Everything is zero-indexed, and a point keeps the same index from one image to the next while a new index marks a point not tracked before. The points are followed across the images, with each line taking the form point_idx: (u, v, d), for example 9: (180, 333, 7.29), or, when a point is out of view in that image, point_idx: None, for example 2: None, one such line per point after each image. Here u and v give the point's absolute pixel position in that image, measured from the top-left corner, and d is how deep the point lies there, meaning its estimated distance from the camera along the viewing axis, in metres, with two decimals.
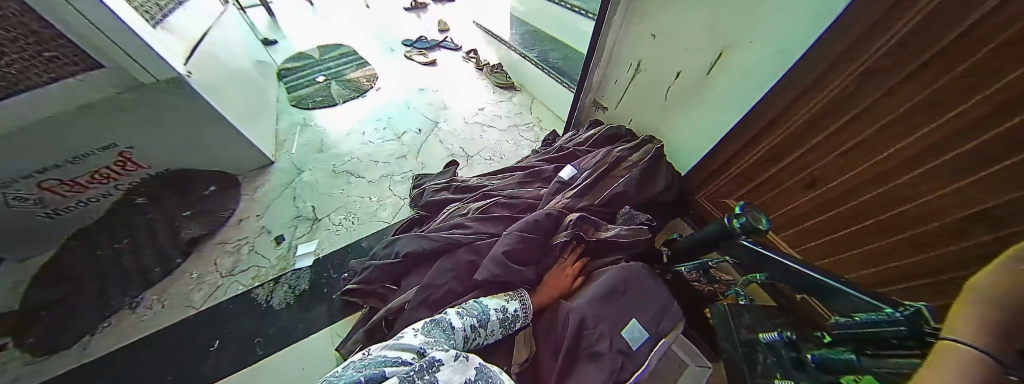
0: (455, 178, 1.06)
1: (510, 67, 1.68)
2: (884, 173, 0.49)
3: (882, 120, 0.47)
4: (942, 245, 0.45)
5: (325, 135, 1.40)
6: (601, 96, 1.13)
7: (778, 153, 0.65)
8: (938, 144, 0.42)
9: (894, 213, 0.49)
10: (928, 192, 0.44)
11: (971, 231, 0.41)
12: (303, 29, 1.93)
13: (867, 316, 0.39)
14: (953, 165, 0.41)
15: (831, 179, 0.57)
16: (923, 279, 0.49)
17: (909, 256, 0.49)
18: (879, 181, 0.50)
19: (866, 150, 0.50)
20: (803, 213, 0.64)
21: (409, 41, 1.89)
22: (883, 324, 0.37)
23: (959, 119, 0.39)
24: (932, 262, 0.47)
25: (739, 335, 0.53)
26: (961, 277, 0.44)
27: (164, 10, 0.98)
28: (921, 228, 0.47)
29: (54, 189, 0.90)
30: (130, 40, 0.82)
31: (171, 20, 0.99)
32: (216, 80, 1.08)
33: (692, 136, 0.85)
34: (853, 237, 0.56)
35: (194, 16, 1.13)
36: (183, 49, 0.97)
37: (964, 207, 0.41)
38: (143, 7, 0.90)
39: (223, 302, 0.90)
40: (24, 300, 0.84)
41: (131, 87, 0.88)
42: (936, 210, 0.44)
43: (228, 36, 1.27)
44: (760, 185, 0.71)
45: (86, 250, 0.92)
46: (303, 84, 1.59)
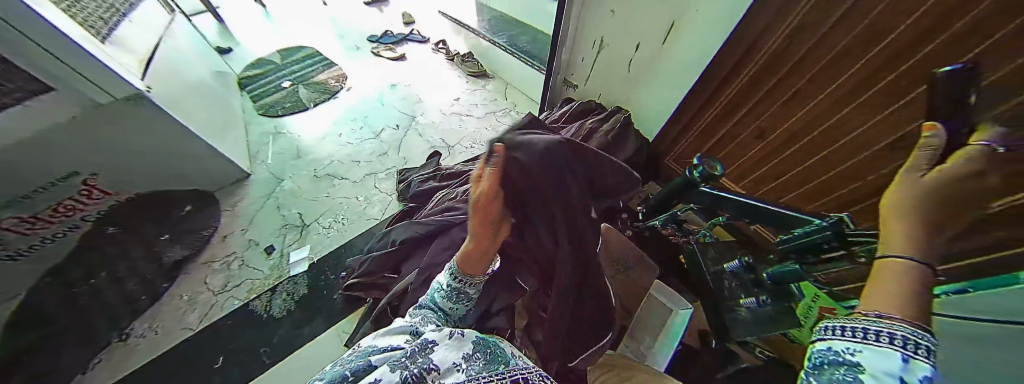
0: (439, 167, 1.09)
1: (480, 54, 1.68)
2: (821, 114, 0.56)
3: (816, 67, 0.54)
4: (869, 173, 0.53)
5: (300, 142, 1.37)
6: (570, 74, 1.17)
7: (731, 110, 0.72)
8: (863, 84, 0.49)
9: (831, 150, 0.57)
10: (859, 126, 0.52)
11: (885, 157, 0.49)
12: (258, 33, 1.83)
13: (802, 230, 0.45)
14: (878, 98, 0.48)
15: (777, 128, 0.64)
16: (856, 206, 0.57)
17: (844, 187, 0.57)
18: (817, 123, 0.57)
19: (804, 96, 0.58)
20: (756, 162, 0.72)
21: (374, 37, 1.84)
22: (814, 233, 0.43)
23: (882, 56, 0.45)
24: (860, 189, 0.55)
25: (709, 269, 0.62)
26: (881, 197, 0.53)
27: (109, 23, 0.91)
28: (849, 162, 0.55)
29: (16, 228, 0.79)
30: (78, 56, 0.75)
31: (119, 33, 0.92)
32: (178, 96, 1.03)
33: (656, 103, 0.92)
34: (800, 177, 0.64)
35: (143, 27, 1.06)
36: (137, 64, 0.92)
37: (888, 134, 0.48)
38: (88, 22, 0.83)
39: (222, 318, 0.90)
40: None
41: (88, 108, 0.82)
42: (864, 141, 0.52)
43: (180, 46, 1.20)
44: (719, 142, 0.78)
45: (58, 288, 0.86)
46: (268, 91, 1.54)
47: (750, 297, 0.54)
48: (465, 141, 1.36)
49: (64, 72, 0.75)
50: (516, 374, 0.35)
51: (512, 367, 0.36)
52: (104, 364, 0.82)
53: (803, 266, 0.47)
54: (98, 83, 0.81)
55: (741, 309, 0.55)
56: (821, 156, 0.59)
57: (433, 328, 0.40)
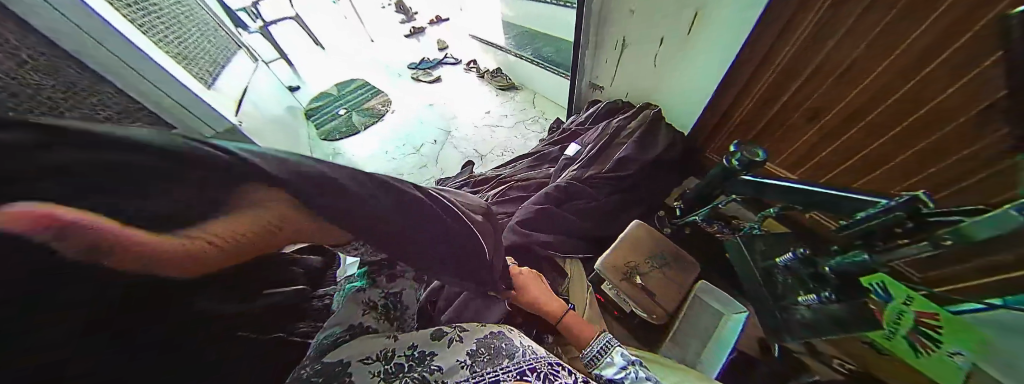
0: (472, 175, 1.15)
1: (508, 69, 1.76)
2: (889, 84, 0.51)
3: (871, 34, 0.50)
4: (968, 143, 0.45)
5: (354, 161, 1.55)
6: (595, 77, 1.18)
7: (774, 94, 0.68)
8: (934, 45, 0.44)
9: (911, 122, 0.50)
10: (944, 90, 0.45)
11: (979, 126, 0.44)
12: (319, 72, 2.13)
13: (868, 213, 0.41)
14: (961, 56, 0.42)
15: (833, 106, 0.59)
16: (961, 183, 0.49)
17: (937, 163, 0.50)
18: (887, 94, 0.51)
19: (864, 66, 0.53)
20: (813, 147, 0.66)
21: (414, 64, 2.05)
22: (881, 215, 0.39)
23: (954, 10, 0.41)
24: (960, 164, 0.48)
25: (758, 263, 0.58)
26: (995, 171, 0.44)
27: (212, 75, 1.13)
28: (935, 134, 0.48)
29: None
30: (183, 94, 0.91)
31: (219, 83, 1.15)
32: (259, 127, 1.25)
33: (685, 95, 0.89)
34: (874, 157, 0.57)
35: (236, 75, 1.31)
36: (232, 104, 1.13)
37: (984, 95, 0.42)
38: (198, 74, 1.05)
39: None
40: None
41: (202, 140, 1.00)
42: (954, 106, 0.45)
43: (262, 88, 1.46)
44: (764, 129, 0.74)
45: None
46: (328, 120, 1.78)
47: (810, 293, 0.49)
48: (496, 150, 1.43)
49: (178, 111, 0.92)
50: (511, 366, 0.38)
51: (511, 357, 0.39)
52: None
53: (874, 255, 0.40)
54: (200, 117, 0.97)
55: (801, 307, 0.50)
56: (899, 131, 0.52)
57: (440, 331, 0.44)
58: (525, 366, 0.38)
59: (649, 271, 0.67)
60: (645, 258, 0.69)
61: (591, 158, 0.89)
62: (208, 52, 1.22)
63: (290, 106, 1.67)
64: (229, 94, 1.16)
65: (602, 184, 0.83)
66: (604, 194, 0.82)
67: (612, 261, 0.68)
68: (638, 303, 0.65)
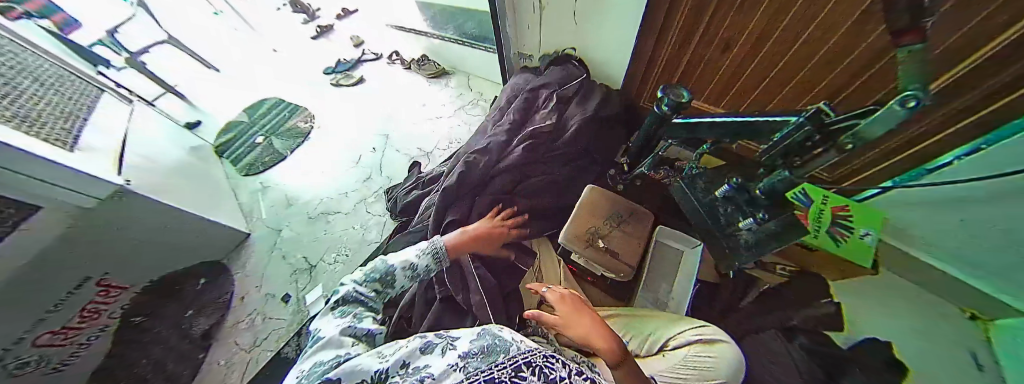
0: (421, 176, 1.08)
1: (435, 54, 1.64)
2: (778, 8, 0.52)
3: None
4: (850, 52, 0.49)
5: (288, 189, 1.38)
6: (522, 46, 1.14)
7: (690, 31, 0.67)
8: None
9: (802, 41, 0.53)
10: (822, 9, 0.47)
11: (856, 34, 0.46)
12: (216, 98, 1.81)
13: (783, 133, 0.43)
14: None
15: (740, 35, 0.60)
16: (848, 88, 0.54)
17: (830, 73, 0.54)
18: (778, 19, 0.53)
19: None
20: (733, 75, 0.68)
21: (330, 69, 1.82)
22: (793, 132, 0.41)
23: None
24: (846, 71, 0.52)
25: (704, 198, 0.60)
26: (873, 71, 0.49)
27: (72, 130, 0.90)
28: (832, 39, 0.49)
29: (52, 340, 0.78)
30: (40, 166, 0.67)
31: (84, 139, 0.91)
32: (160, 181, 1.03)
33: (613, 48, 0.89)
34: (782, 75, 0.60)
35: (105, 121, 1.05)
36: (111, 160, 0.91)
37: (854, 9, 0.44)
38: (51, 136, 0.81)
39: (260, 370, 0.96)
40: None
41: (83, 215, 0.79)
42: (833, 21, 0.47)
43: (148, 131, 1.21)
44: (688, 67, 0.75)
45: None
46: (245, 152, 1.55)
47: (748, 218, 0.51)
48: (442, 143, 1.35)
49: (35, 188, 0.68)
50: (507, 362, 0.33)
51: (506, 354, 0.35)
52: None
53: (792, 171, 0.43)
54: (72, 188, 0.74)
55: (743, 232, 0.54)
56: (796, 49, 0.55)
57: (426, 343, 0.39)
58: (519, 361, 0.33)
59: (610, 233, 0.68)
60: (603, 221, 0.69)
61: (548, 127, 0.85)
62: (58, 104, 0.95)
63: (196, 146, 1.43)
64: (102, 151, 0.91)
65: (552, 157, 0.82)
66: (556, 167, 0.81)
67: (573, 231, 0.68)
68: (606, 265, 0.66)
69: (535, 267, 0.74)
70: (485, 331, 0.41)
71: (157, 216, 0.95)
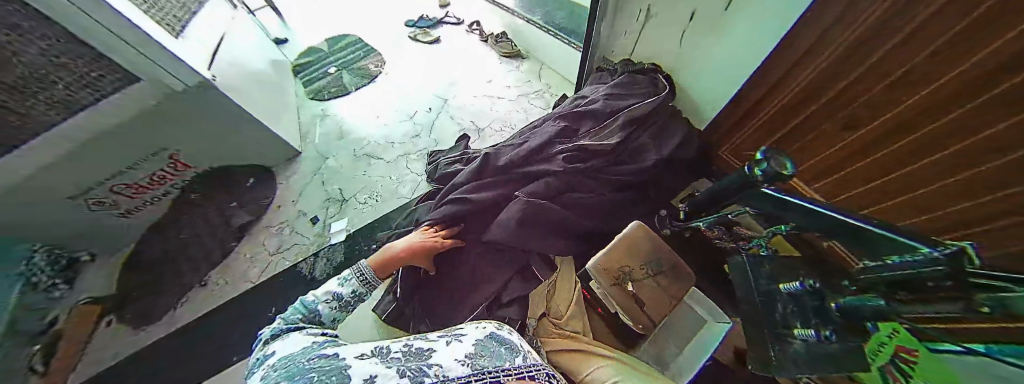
0: (467, 151, 1.07)
1: (515, 34, 1.60)
2: (927, 109, 0.42)
3: (925, 51, 0.40)
4: (981, 195, 0.39)
5: (343, 123, 1.46)
6: (610, 52, 1.08)
7: (816, 91, 0.57)
8: (986, 78, 0.34)
9: (935, 157, 0.43)
10: (971, 134, 0.38)
11: (997, 179, 0.37)
12: (307, 23, 1.94)
13: (900, 260, 0.35)
14: (990, 103, 0.35)
15: (871, 120, 0.50)
16: (962, 232, 0.43)
17: (951, 205, 0.44)
18: (922, 120, 0.43)
19: (909, 83, 0.43)
20: (840, 160, 0.58)
21: (412, 22, 1.85)
22: (913, 268, 0.33)
23: (994, 53, 0.32)
24: (972, 213, 0.41)
25: (760, 285, 0.53)
26: (998, 227, 0.39)
27: (181, 21, 1.00)
28: (964, 173, 0.40)
29: (123, 192, 1.00)
30: (138, 38, 0.81)
31: (190, 32, 1.01)
32: (240, 83, 1.14)
33: (709, 84, 0.82)
34: (897, 183, 0.50)
35: (209, 19, 1.16)
36: (205, 56, 1.01)
37: (1003, 152, 0.35)
38: (165, 21, 0.92)
39: (275, 276, 1.05)
40: (121, 282, 1.02)
41: (167, 95, 0.93)
42: (977, 154, 0.38)
43: (243, 39, 1.31)
44: (792, 132, 0.65)
45: (161, 243, 1.07)
46: (317, 77, 1.65)
47: (810, 328, 0.43)
48: (495, 124, 1.33)
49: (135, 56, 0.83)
50: (514, 370, 0.31)
51: (513, 362, 0.33)
52: (188, 303, 1.02)
53: (893, 303, 0.36)
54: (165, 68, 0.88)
55: (795, 341, 0.46)
56: (924, 163, 0.45)
57: (429, 339, 0.38)
58: (528, 373, 0.31)
59: (642, 279, 0.64)
60: (641, 264, 0.65)
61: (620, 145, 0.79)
62: None
63: (278, 60, 1.54)
64: (204, 42, 1.04)
65: (608, 178, 0.76)
66: (607, 190, 0.77)
67: (605, 265, 0.64)
68: (626, 309, 0.63)
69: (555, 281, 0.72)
70: (496, 333, 0.39)
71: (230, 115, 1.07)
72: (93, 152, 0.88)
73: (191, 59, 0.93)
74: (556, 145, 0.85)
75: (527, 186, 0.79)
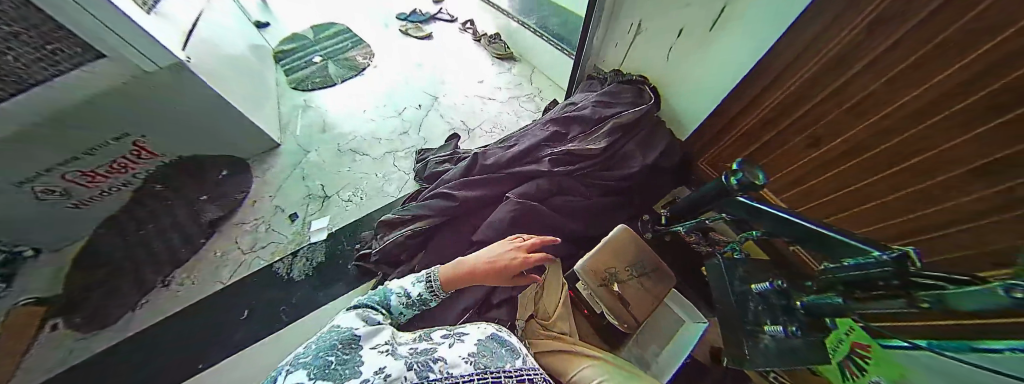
0: (457, 151, 1.07)
1: (508, 36, 1.61)
2: (891, 126, 0.47)
3: (890, 73, 0.45)
4: (942, 201, 0.44)
5: (327, 116, 1.41)
6: (601, 61, 1.11)
7: (787, 109, 0.62)
8: (954, 92, 0.39)
9: (895, 169, 0.48)
10: (935, 146, 0.42)
11: (960, 186, 0.41)
12: (291, 9, 1.86)
13: (856, 261, 0.38)
14: (959, 116, 0.39)
15: (834, 138, 0.56)
16: (920, 236, 0.48)
17: (908, 213, 0.48)
18: (885, 136, 0.48)
19: (871, 104, 0.49)
20: (803, 175, 0.64)
21: (404, 15, 1.82)
22: (870, 266, 0.36)
23: (968, 69, 0.37)
24: (929, 218, 0.46)
25: (734, 286, 0.57)
26: (956, 231, 0.43)
27: None
28: (925, 182, 0.45)
29: (77, 180, 0.91)
30: (109, 14, 0.76)
31: (163, 6, 0.94)
32: (217, 66, 1.07)
33: (689, 98, 0.86)
34: (856, 195, 0.55)
35: None
36: (180, 33, 0.94)
37: (969, 160, 0.39)
38: None
39: (248, 276, 1.00)
40: (67, 280, 0.92)
41: (137, 77, 0.88)
42: (941, 163, 0.42)
43: (222, 19, 1.24)
44: (763, 146, 0.70)
45: (117, 238, 0.98)
46: (300, 67, 1.58)
47: (779, 325, 0.48)
48: (485, 125, 1.34)
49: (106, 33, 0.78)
50: (514, 372, 0.32)
51: (513, 363, 0.34)
52: (149, 305, 0.94)
53: (848, 300, 0.39)
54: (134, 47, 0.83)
55: (765, 336, 0.50)
56: (885, 175, 0.50)
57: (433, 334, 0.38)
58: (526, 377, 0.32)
59: (627, 280, 0.67)
60: (626, 266, 0.68)
61: (607, 151, 0.82)
62: None
63: (259, 45, 1.46)
64: (180, 20, 0.98)
65: (594, 183, 0.79)
66: (594, 194, 0.79)
67: (592, 266, 0.66)
68: (613, 309, 0.64)
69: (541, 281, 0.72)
70: (496, 334, 0.40)
71: (203, 100, 1.01)
72: (49, 133, 0.82)
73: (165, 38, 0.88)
74: (546, 149, 0.86)
75: (516, 188, 0.81)
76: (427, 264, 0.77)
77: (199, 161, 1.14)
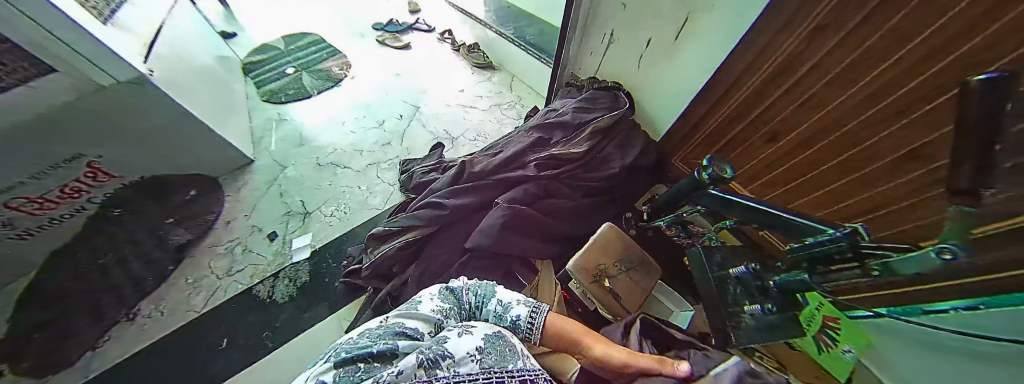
0: (442, 160, 1.07)
1: (487, 46, 1.64)
2: (834, 120, 0.53)
3: (830, 73, 0.52)
4: (883, 183, 0.50)
5: (303, 129, 1.36)
6: (578, 68, 1.16)
7: (745, 110, 0.69)
8: (887, 86, 0.45)
9: (842, 158, 0.54)
10: (875, 134, 0.49)
11: (897, 168, 0.47)
12: (260, 20, 1.80)
13: (812, 240, 0.43)
14: (893, 106, 0.45)
15: (788, 133, 0.62)
16: (867, 216, 0.54)
17: (856, 196, 0.55)
18: (829, 130, 0.55)
19: (817, 101, 0.55)
20: (764, 167, 0.70)
21: (381, 26, 1.82)
22: (827, 243, 0.41)
23: (898, 65, 0.43)
24: (873, 199, 0.52)
25: (712, 272, 0.62)
26: (896, 208, 0.49)
27: (110, 5, 0.90)
28: (868, 167, 0.51)
29: (21, 208, 0.81)
30: (64, 27, 0.73)
31: (120, 17, 0.90)
32: (183, 80, 1.03)
33: (661, 101, 0.92)
34: (811, 183, 0.61)
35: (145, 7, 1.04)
36: (140, 46, 0.90)
37: (904, 145, 0.45)
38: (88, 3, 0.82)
39: (225, 302, 0.94)
40: (9, 323, 0.82)
41: (89, 92, 0.82)
42: (881, 149, 0.49)
43: (184, 30, 1.18)
44: (728, 143, 0.76)
45: (70, 271, 0.89)
46: (272, 79, 1.52)
47: (756, 304, 0.54)
48: (469, 133, 1.35)
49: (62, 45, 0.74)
50: (517, 373, 0.34)
51: (516, 363, 0.35)
52: (113, 341, 0.85)
53: (813, 276, 0.45)
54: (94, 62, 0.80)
55: (745, 315, 0.55)
56: (834, 163, 0.56)
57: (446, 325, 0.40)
58: (527, 378, 0.33)
59: (617, 275, 0.70)
60: (614, 262, 0.71)
61: (589, 153, 0.85)
62: None
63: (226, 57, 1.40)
64: (141, 33, 0.94)
65: (578, 185, 0.82)
66: (579, 195, 0.82)
67: (583, 263, 0.69)
68: (604, 304, 0.68)
69: (534, 283, 0.74)
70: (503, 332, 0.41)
71: (169, 116, 0.96)
72: None
73: (124, 52, 0.84)
74: (531, 154, 0.89)
75: (503, 194, 0.82)
76: (419, 274, 0.76)
77: (164, 181, 1.07)
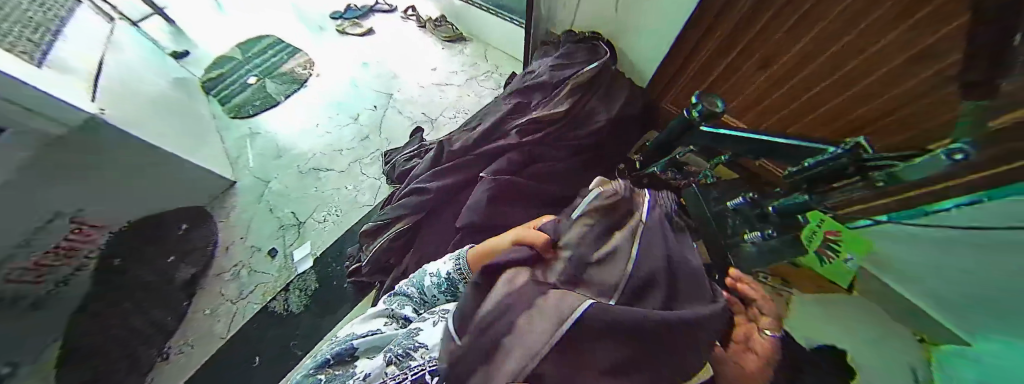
0: (423, 143, 1.03)
1: (453, 16, 1.53)
2: (835, 28, 0.48)
3: None
4: (888, 90, 0.45)
5: (280, 139, 1.32)
6: (553, 23, 1.08)
7: (737, 36, 0.63)
8: None
9: (845, 69, 0.49)
10: (879, 36, 0.43)
11: (903, 72, 0.43)
12: (209, 30, 1.68)
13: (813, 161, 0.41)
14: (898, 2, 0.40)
15: (786, 51, 0.57)
16: (872, 128, 0.50)
17: (858, 109, 0.50)
18: (831, 40, 0.49)
19: (816, 9, 0.49)
20: (761, 93, 0.65)
21: (337, 13, 1.69)
22: (827, 163, 0.39)
23: None
24: (877, 110, 0.48)
25: (710, 210, 0.60)
26: (901, 116, 0.45)
27: (40, 45, 0.82)
28: (872, 75, 0.46)
29: (47, 262, 0.76)
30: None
31: (53, 55, 0.83)
32: (139, 113, 0.96)
33: (645, 43, 0.85)
34: (812, 102, 0.57)
35: (78, 39, 0.96)
36: (84, 85, 0.84)
37: (911, 45, 0.40)
38: (18, 47, 0.74)
39: (245, 322, 0.96)
40: None
41: (52, 143, 0.72)
42: (886, 54, 0.44)
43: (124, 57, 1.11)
44: (721, 74, 0.71)
45: None
46: (236, 92, 1.45)
47: (756, 231, 0.51)
48: (448, 112, 1.30)
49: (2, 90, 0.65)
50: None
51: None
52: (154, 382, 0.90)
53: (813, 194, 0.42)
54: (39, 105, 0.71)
55: (747, 245, 0.52)
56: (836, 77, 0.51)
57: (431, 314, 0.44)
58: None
59: None
60: None
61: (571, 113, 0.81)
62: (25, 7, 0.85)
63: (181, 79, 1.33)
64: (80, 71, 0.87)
65: (563, 145, 0.79)
66: (568, 157, 0.80)
67: None
68: None
69: None
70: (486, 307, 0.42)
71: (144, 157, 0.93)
72: None
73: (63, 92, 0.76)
74: (511, 121, 0.85)
75: (488, 167, 0.79)
76: (416, 261, 0.75)
77: None
